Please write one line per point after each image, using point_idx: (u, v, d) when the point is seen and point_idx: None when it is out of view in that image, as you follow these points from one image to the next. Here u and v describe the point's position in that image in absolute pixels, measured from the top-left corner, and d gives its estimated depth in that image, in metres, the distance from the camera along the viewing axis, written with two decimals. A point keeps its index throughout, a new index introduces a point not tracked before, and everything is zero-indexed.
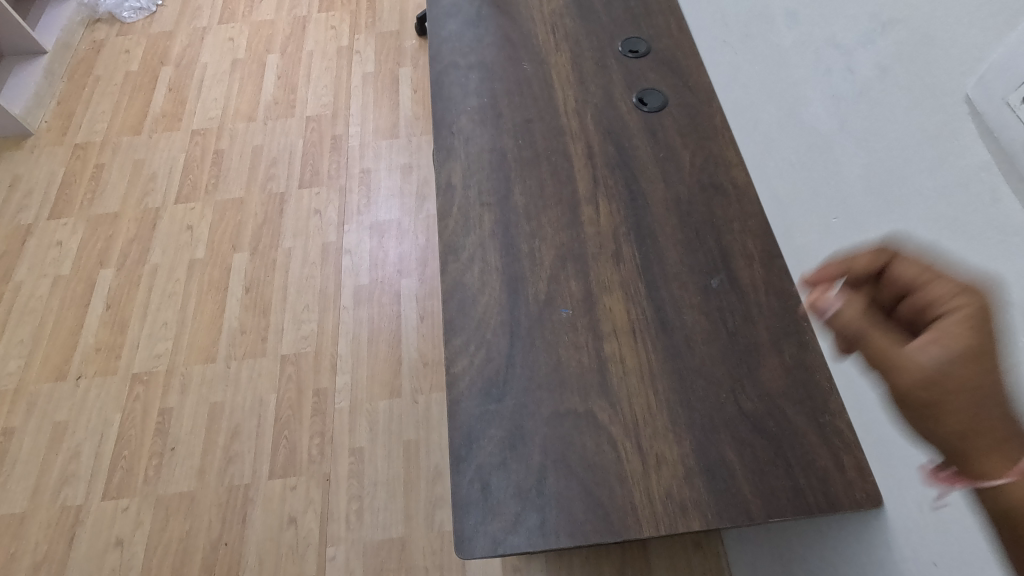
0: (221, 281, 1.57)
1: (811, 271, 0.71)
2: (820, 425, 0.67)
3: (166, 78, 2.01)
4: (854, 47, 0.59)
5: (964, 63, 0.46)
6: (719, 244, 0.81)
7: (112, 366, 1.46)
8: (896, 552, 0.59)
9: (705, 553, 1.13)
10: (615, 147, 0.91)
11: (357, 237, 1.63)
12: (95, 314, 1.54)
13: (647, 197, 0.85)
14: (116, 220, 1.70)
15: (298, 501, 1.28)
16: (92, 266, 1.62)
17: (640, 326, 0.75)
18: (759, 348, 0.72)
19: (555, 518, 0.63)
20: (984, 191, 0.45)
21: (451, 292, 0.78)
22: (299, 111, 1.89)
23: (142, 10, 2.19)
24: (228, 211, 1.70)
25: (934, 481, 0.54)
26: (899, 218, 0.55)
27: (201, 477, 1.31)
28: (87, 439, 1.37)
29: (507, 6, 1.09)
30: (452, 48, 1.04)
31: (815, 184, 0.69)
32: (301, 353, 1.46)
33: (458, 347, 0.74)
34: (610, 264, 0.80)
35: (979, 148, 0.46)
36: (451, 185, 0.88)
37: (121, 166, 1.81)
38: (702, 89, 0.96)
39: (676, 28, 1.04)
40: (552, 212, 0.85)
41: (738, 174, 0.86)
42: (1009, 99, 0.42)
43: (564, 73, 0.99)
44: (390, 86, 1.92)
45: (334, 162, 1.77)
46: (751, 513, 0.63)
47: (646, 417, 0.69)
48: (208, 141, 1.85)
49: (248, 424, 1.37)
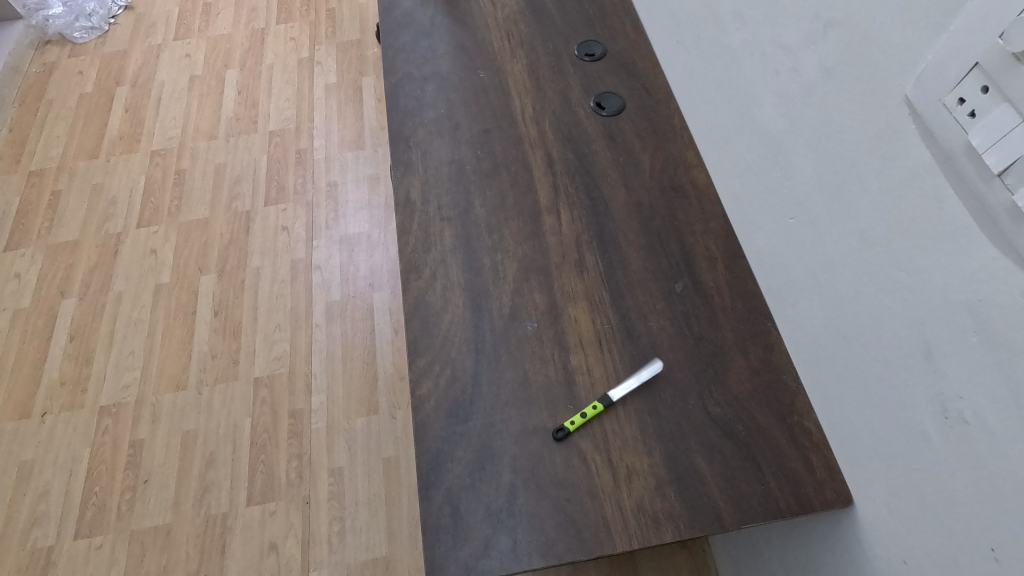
0: (189, 305, 1.54)
1: (773, 273, 0.71)
2: (789, 426, 0.66)
3: (122, 99, 1.96)
4: (799, 48, 0.59)
5: (902, 64, 0.46)
6: (682, 247, 0.80)
7: (78, 401, 1.42)
8: (867, 549, 0.60)
9: (691, 552, 1.14)
10: (574, 153, 0.90)
11: (326, 252, 1.60)
12: (59, 347, 1.50)
13: (608, 204, 0.84)
14: (77, 248, 1.65)
15: (278, 527, 1.25)
16: (53, 297, 1.57)
17: (606, 336, 0.74)
18: (725, 351, 0.72)
19: (527, 539, 0.62)
20: (927, 192, 0.45)
21: (413, 311, 0.76)
22: (261, 126, 1.86)
23: (93, 30, 2.13)
24: (193, 233, 1.66)
25: (899, 480, 0.54)
26: (851, 219, 0.55)
27: (177, 509, 1.28)
28: (56, 477, 1.32)
29: (460, 14, 1.08)
30: (407, 59, 1.02)
31: (771, 187, 0.69)
32: (275, 375, 1.43)
33: (422, 368, 0.72)
34: (574, 273, 0.79)
35: (920, 149, 0.45)
36: (411, 201, 0.86)
37: (79, 192, 1.75)
38: (659, 90, 0.95)
39: (631, 29, 1.04)
40: (513, 223, 0.83)
41: (698, 175, 0.86)
42: (946, 101, 0.42)
43: (521, 81, 0.98)
44: (354, 97, 1.90)
45: (300, 177, 1.74)
46: (723, 520, 0.62)
47: (615, 429, 0.68)
48: (169, 161, 1.80)
49: (224, 450, 1.34)
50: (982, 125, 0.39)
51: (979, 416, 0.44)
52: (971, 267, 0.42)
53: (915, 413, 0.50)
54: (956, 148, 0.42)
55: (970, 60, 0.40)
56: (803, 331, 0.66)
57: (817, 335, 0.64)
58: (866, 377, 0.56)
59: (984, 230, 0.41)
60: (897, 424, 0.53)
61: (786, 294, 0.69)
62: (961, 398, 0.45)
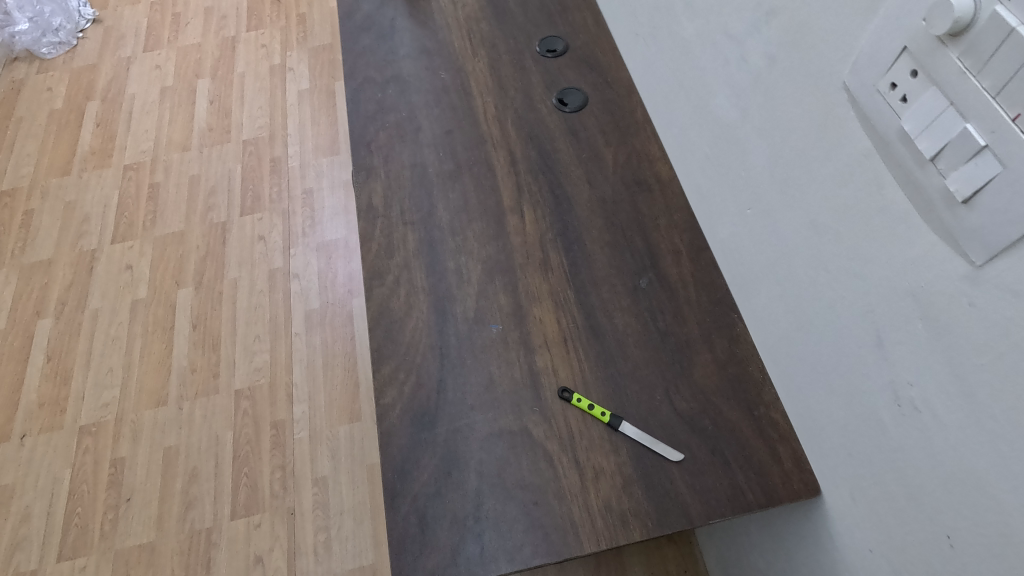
0: (166, 319, 1.52)
1: (736, 264, 0.71)
2: (755, 418, 0.66)
3: (93, 113, 1.93)
4: (744, 38, 0.59)
5: (838, 50, 0.46)
6: (646, 241, 0.79)
7: (58, 421, 1.40)
8: (836, 539, 0.59)
9: (678, 545, 1.14)
10: (537, 151, 0.89)
11: (304, 260, 1.59)
12: (36, 368, 1.48)
13: (572, 201, 0.84)
14: (52, 267, 1.63)
15: (263, 540, 1.24)
16: (29, 318, 1.55)
17: (571, 335, 0.73)
18: (691, 345, 0.71)
19: (495, 543, 0.61)
20: (869, 179, 0.45)
21: (377, 319, 0.75)
22: (235, 135, 1.84)
23: (62, 45, 2.10)
24: (169, 246, 1.64)
25: (860, 469, 0.53)
26: (803, 208, 0.54)
27: (160, 526, 1.26)
28: (37, 500, 1.31)
29: (420, 14, 1.07)
30: (368, 62, 1.00)
31: (729, 178, 0.68)
32: (256, 386, 1.41)
33: (386, 376, 0.71)
34: (538, 273, 0.78)
35: (860, 135, 0.45)
36: (373, 207, 0.84)
37: (51, 210, 1.73)
38: (621, 84, 0.94)
39: (592, 23, 1.03)
40: (476, 224, 0.83)
41: (661, 167, 0.85)
42: (879, 86, 0.42)
43: (483, 80, 0.97)
44: (327, 102, 1.89)
45: (275, 185, 1.73)
46: (690, 516, 0.62)
47: (581, 429, 0.67)
48: (143, 175, 1.78)
49: (206, 465, 1.33)
50: (912, 109, 0.39)
51: (929, 403, 0.43)
52: (915, 253, 0.42)
53: (872, 402, 0.50)
54: (891, 133, 0.42)
55: (898, 44, 0.39)
56: (766, 320, 0.66)
57: (779, 326, 0.63)
58: (825, 367, 0.56)
59: (922, 215, 0.41)
60: (856, 413, 0.52)
61: (749, 285, 0.69)
62: (911, 385, 0.45)
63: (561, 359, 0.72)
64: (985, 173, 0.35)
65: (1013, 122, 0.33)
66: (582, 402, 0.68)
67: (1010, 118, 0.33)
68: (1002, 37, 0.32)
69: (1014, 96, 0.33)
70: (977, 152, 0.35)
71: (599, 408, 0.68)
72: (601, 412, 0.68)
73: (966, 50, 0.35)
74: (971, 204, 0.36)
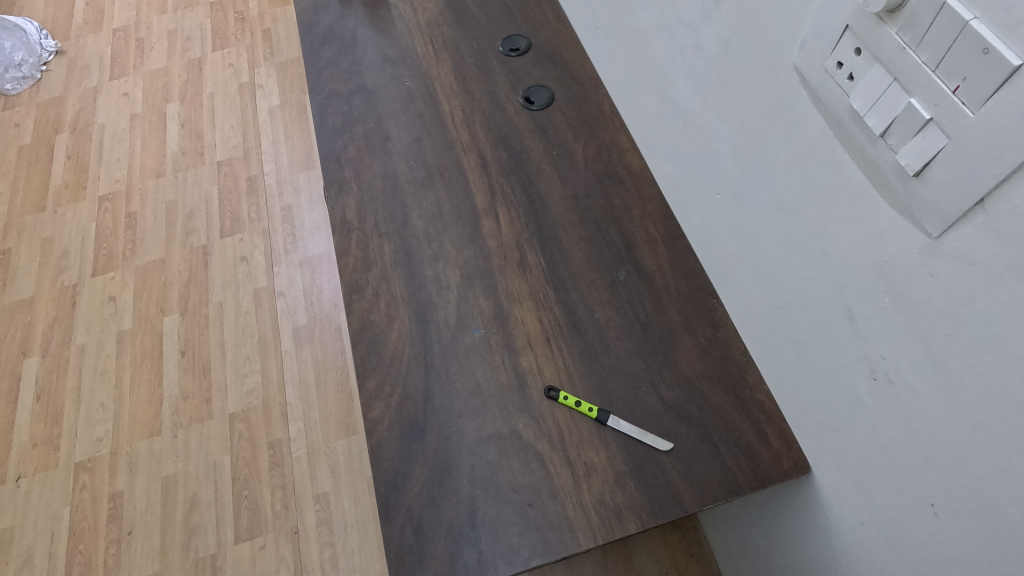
0: (155, 348, 1.51)
1: (711, 249, 0.71)
2: (742, 401, 0.66)
3: (63, 146, 1.91)
4: (697, 24, 0.60)
5: (787, 33, 0.47)
6: (621, 233, 0.80)
7: (52, 460, 1.39)
8: (831, 514, 0.59)
9: (682, 531, 1.14)
10: (507, 152, 0.89)
11: (288, 277, 1.58)
12: (26, 409, 1.46)
13: (546, 199, 0.84)
14: (34, 304, 1.61)
15: (269, 562, 1.24)
16: (14, 358, 1.54)
17: (553, 333, 0.74)
18: (673, 333, 0.72)
19: (491, 546, 0.61)
20: (828, 159, 0.46)
21: (359, 333, 0.75)
22: (208, 157, 1.83)
23: (25, 79, 2.07)
24: (151, 275, 1.62)
25: (845, 444, 0.54)
26: (769, 191, 0.55)
27: (164, 557, 1.26)
28: (38, 540, 1.30)
29: (381, 23, 1.06)
30: (332, 74, 1.00)
31: (696, 164, 0.68)
32: (250, 408, 1.41)
33: (373, 390, 0.71)
34: (517, 274, 0.78)
35: (815, 116, 0.46)
36: (347, 221, 0.84)
37: (29, 248, 1.71)
38: (586, 78, 0.94)
39: (553, 18, 1.02)
40: (452, 230, 0.82)
41: (632, 159, 0.85)
42: (828, 66, 0.43)
43: (448, 84, 0.96)
44: (300, 116, 1.88)
45: (253, 204, 1.72)
46: (684, 504, 0.62)
47: (570, 427, 0.67)
48: (118, 204, 1.76)
49: (205, 492, 1.32)
50: (860, 88, 0.40)
51: (902, 375, 0.43)
52: (878, 229, 0.42)
53: (850, 378, 0.50)
54: (844, 113, 0.43)
55: (841, 24, 0.40)
56: (743, 303, 0.66)
57: (755, 308, 0.64)
58: (803, 346, 0.56)
59: (878, 191, 0.41)
60: (836, 389, 0.53)
61: (725, 270, 0.69)
62: (885, 358, 0.45)
63: (544, 358, 0.72)
64: (932, 146, 0.36)
65: (953, 93, 0.34)
66: (570, 401, 0.68)
67: (950, 89, 0.34)
68: (936, 10, 0.33)
69: (951, 66, 0.34)
70: (924, 125, 0.36)
71: (585, 404, 0.68)
72: (588, 407, 0.68)
73: (903, 25, 0.36)
74: (921, 176, 0.37)
